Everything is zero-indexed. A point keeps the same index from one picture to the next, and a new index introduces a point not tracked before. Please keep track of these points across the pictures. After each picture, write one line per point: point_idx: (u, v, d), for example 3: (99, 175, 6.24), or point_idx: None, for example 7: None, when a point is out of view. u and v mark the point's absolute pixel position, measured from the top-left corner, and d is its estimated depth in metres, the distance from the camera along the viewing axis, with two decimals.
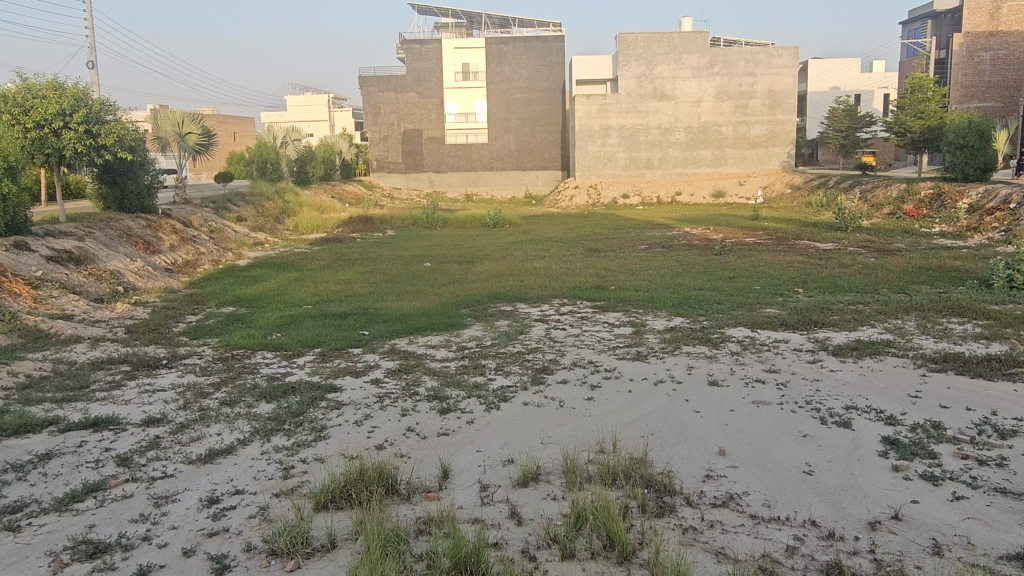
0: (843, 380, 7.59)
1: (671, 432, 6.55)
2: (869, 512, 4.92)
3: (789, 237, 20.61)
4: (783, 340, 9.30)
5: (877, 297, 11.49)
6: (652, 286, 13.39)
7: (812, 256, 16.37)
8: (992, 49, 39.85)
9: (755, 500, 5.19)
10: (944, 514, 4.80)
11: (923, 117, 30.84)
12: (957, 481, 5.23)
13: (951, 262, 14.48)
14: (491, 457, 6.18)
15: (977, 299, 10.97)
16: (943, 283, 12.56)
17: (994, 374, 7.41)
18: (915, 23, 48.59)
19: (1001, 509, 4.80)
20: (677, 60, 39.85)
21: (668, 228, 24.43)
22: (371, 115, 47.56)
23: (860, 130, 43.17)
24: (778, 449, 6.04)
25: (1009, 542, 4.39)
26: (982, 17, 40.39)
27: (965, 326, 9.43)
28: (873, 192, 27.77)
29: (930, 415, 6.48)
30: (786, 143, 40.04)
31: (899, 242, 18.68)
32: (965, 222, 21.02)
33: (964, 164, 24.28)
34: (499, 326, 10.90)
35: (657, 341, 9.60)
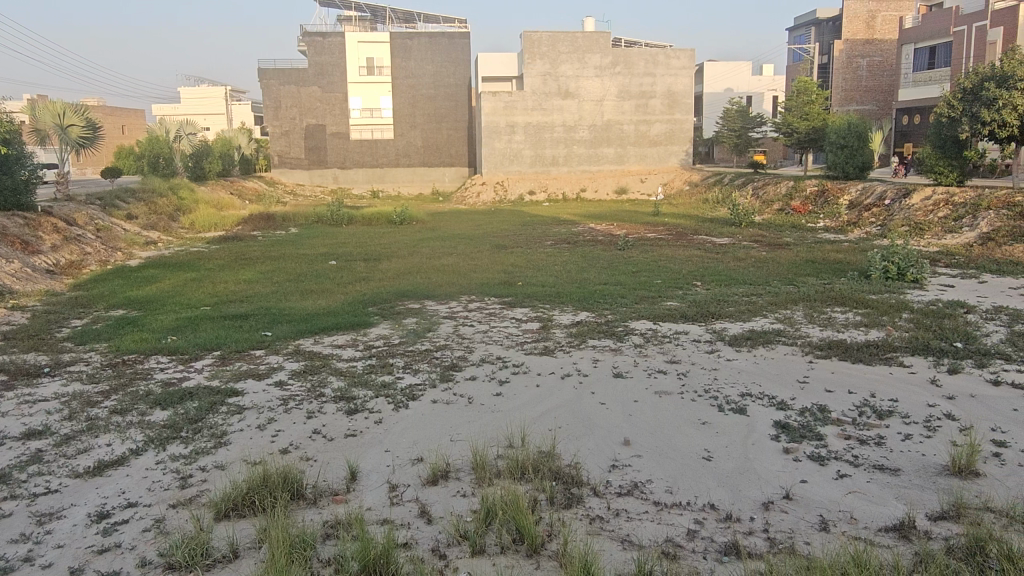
0: (738, 368, 7.96)
1: (579, 424, 6.68)
2: (763, 493, 5.18)
3: (688, 232, 21.40)
4: (683, 331, 9.66)
5: (769, 289, 12.09)
6: (559, 281, 13.62)
7: (709, 251, 17.05)
8: (868, 55, 42.72)
9: (658, 487, 5.36)
10: (829, 491, 5.12)
11: (808, 119, 32.68)
12: (840, 460, 5.58)
13: (834, 255, 15.40)
14: (400, 456, 6.12)
15: (857, 289, 11.74)
16: (827, 274, 13.35)
17: (872, 359, 7.95)
18: (800, 30, 51.44)
19: (879, 484, 5.16)
20: (580, 60, 40.55)
21: (574, 224, 24.81)
22: (271, 108, 46.02)
23: (752, 130, 45.32)
24: (680, 436, 6.26)
25: (886, 515, 4.72)
26: (860, 25, 42.75)
27: (847, 315, 10.08)
28: (764, 189, 29.19)
29: (816, 399, 6.89)
30: (684, 142, 41.70)
31: (788, 236, 19.73)
32: (846, 218, 22.46)
33: (845, 163, 25.91)
34: (406, 323, 10.80)
35: (564, 335, 9.76)
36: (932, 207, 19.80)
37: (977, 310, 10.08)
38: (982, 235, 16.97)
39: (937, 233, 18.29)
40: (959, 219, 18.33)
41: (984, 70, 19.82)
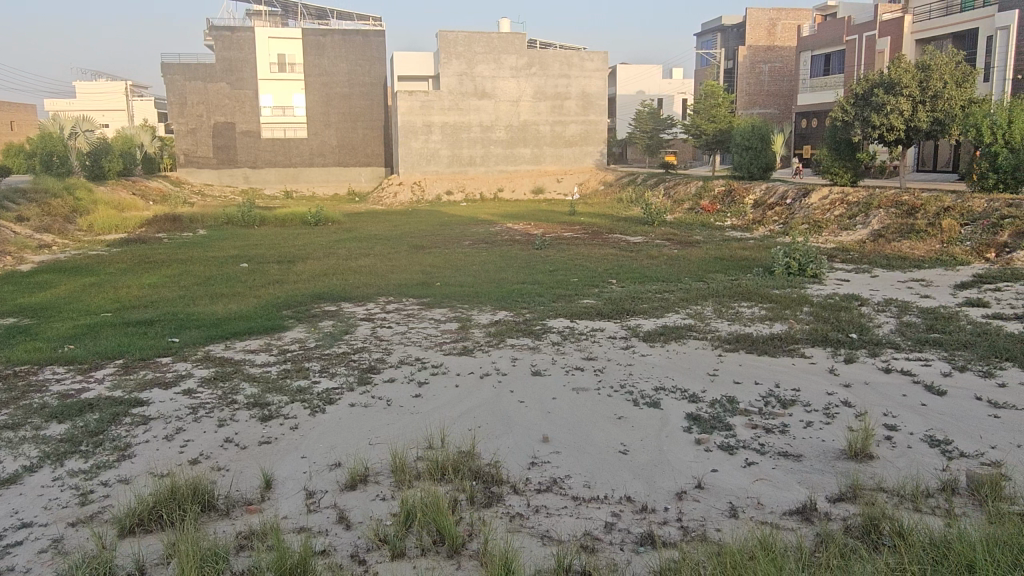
0: (652, 364, 8.18)
1: (498, 423, 6.71)
2: (676, 484, 5.34)
3: (603, 231, 21.81)
4: (599, 328, 9.85)
5: (680, 286, 12.47)
6: (477, 281, 13.64)
7: (624, 249, 17.41)
8: (769, 61, 44.72)
9: (577, 482, 5.45)
10: (738, 479, 5.33)
11: (715, 121, 33.94)
12: (748, 448, 5.82)
13: (741, 253, 16.04)
14: (317, 462, 5.99)
15: (762, 284, 12.27)
16: (734, 271, 13.89)
17: (776, 351, 8.33)
18: (707, 35, 53.28)
19: (784, 470, 5.41)
20: (496, 60, 40.69)
21: (492, 224, 24.88)
22: (176, 105, 44.13)
23: (663, 131, 46.66)
24: (597, 431, 6.38)
25: (791, 499, 4.96)
26: (761, 32, 44.91)
27: (752, 309, 10.52)
28: (675, 189, 30.10)
29: (726, 390, 7.16)
30: (598, 142, 42.60)
31: (698, 235, 20.42)
32: (751, 216, 23.44)
33: (750, 164, 27.05)
34: (322, 326, 10.57)
35: (482, 334, 9.79)
36: (829, 206, 20.92)
37: (870, 303, 10.72)
38: (874, 232, 18.07)
39: (833, 231, 19.34)
40: (853, 217, 19.43)
41: (874, 77, 21.05)
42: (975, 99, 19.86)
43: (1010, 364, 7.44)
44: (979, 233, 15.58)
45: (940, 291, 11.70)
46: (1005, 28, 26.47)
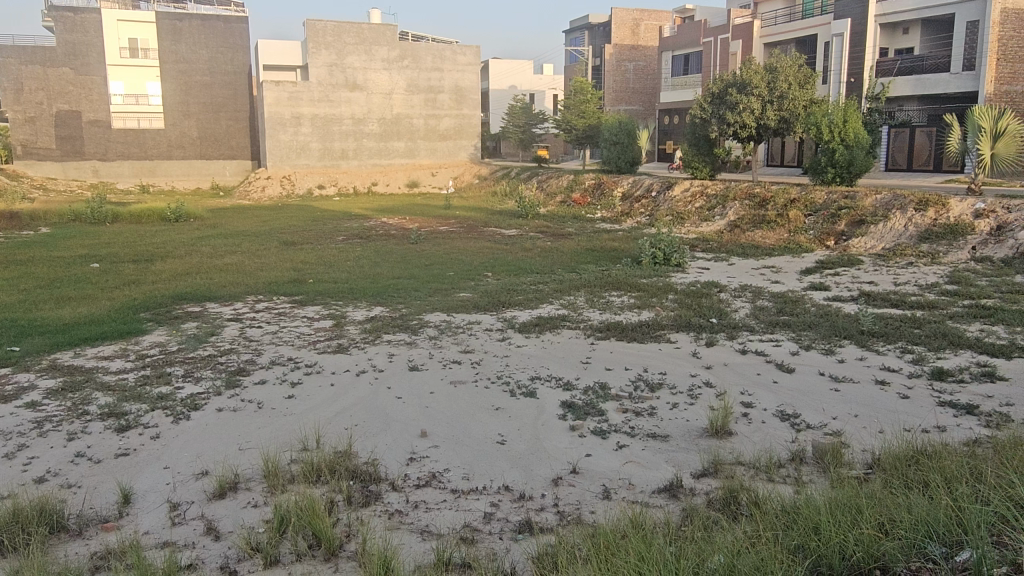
0: (528, 354, 8.33)
1: (375, 420, 6.59)
2: (553, 470, 5.47)
3: (479, 225, 21.87)
4: (475, 321, 9.90)
5: (554, 277, 12.73)
6: (351, 277, 13.33)
7: (499, 243, 17.56)
8: (633, 60, 46.48)
9: (455, 475, 5.46)
10: (610, 461, 5.53)
11: (584, 117, 34.91)
12: (619, 432, 6.05)
13: (610, 244, 16.58)
14: (182, 472, 5.65)
15: (630, 274, 12.77)
16: (605, 261, 14.36)
17: (644, 337, 8.70)
18: (575, 33, 54.63)
19: (652, 450, 5.67)
20: (366, 52, 39.82)
21: (366, 219, 24.38)
22: (11, 91, 40.09)
23: (535, 126, 47.49)
24: (475, 423, 6.42)
25: (659, 477, 5.20)
26: (626, 31, 46.60)
27: (622, 298, 10.94)
28: (547, 182, 30.70)
29: (598, 377, 7.41)
30: (472, 136, 42.89)
31: (570, 227, 20.96)
32: (620, 209, 24.33)
33: (618, 158, 28.05)
34: (186, 328, 9.96)
35: (357, 331, 9.59)
36: (690, 198, 22.09)
37: (728, 289, 11.41)
38: (730, 223, 19.23)
39: (694, 222, 20.41)
40: (712, 209, 20.60)
41: (727, 77, 22.39)
42: (815, 100, 21.57)
43: (848, 342, 8.16)
44: (821, 222, 16.98)
45: (788, 277, 12.64)
46: (840, 35, 28.78)
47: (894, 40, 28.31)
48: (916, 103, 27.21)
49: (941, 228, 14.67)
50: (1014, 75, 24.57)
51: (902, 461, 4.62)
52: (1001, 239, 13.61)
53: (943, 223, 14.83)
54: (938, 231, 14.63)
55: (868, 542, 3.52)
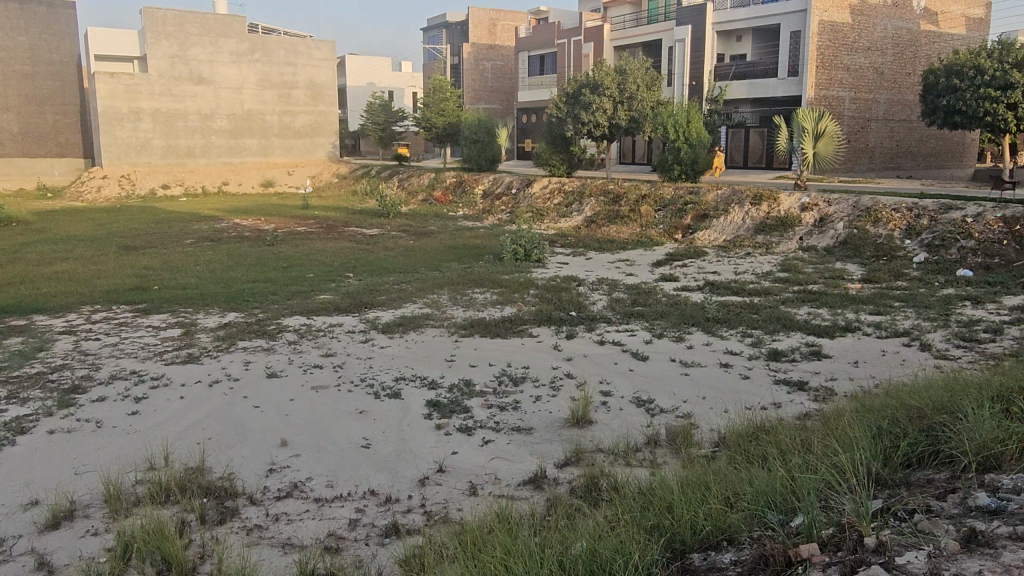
0: (391, 354, 8.20)
1: (230, 432, 6.24)
2: (419, 471, 5.41)
3: (338, 224, 21.32)
4: (337, 323, 9.62)
5: (417, 276, 12.64)
6: (201, 282, 12.59)
7: (359, 242, 17.21)
8: (492, 59, 46.96)
9: (318, 484, 5.28)
10: (475, 458, 5.55)
11: (444, 114, 34.86)
12: (484, 427, 6.09)
13: (472, 241, 16.68)
14: (7, 504, 5.08)
15: (492, 271, 12.90)
16: (468, 259, 14.43)
17: (507, 332, 8.82)
18: (433, 30, 54.41)
19: (516, 444, 5.75)
20: (212, 43, 37.66)
21: (217, 220, 23.14)
22: None
23: (395, 124, 46.89)
24: (337, 428, 6.24)
25: (523, 470, 5.28)
26: (483, 31, 47.22)
27: (485, 295, 11.03)
28: (408, 180, 30.40)
29: (462, 374, 7.42)
30: (330, 134, 41.79)
31: (432, 225, 20.89)
32: (481, 206, 24.54)
33: (478, 156, 28.27)
34: (8, 345, 8.95)
35: (209, 339, 9.05)
36: (549, 195, 22.66)
37: (585, 283, 11.82)
38: (587, 219, 19.93)
39: (553, 218, 20.96)
40: (570, 205, 21.25)
41: (581, 78, 23.12)
42: (662, 101, 22.78)
43: (696, 329, 8.68)
44: (670, 217, 17.96)
45: (641, 269, 13.27)
46: (682, 40, 30.55)
47: (729, 46, 30.42)
48: (750, 106, 29.45)
49: (773, 221, 15.96)
50: (831, 81, 27.13)
51: (745, 437, 4.95)
52: (824, 229, 15.01)
53: (775, 216, 16.13)
54: (771, 223, 15.93)
55: (716, 516, 3.73)
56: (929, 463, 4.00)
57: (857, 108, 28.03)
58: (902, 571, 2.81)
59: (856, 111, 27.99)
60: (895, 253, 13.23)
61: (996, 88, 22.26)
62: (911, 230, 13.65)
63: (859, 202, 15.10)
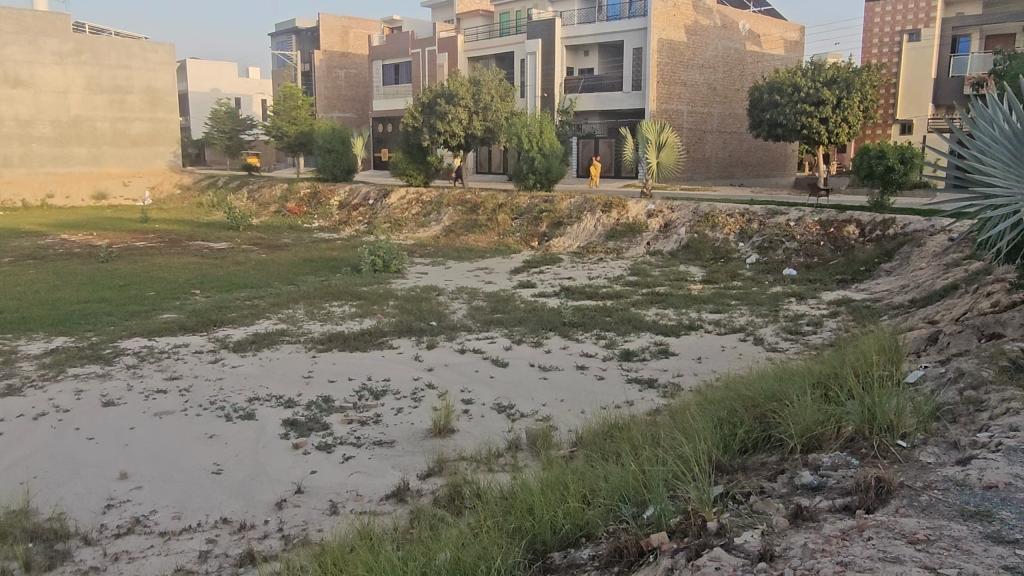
0: (244, 374, 7.79)
1: (60, 469, 5.66)
2: (275, 494, 5.18)
3: (182, 238, 20.01)
4: (182, 344, 9.03)
5: (270, 291, 12.10)
6: (22, 305, 11.38)
7: (206, 257, 16.25)
8: (344, 67, 46.06)
9: (164, 516, 4.91)
10: (335, 476, 5.38)
11: (296, 123, 33.73)
12: (344, 444, 5.92)
13: (329, 254, 16.21)
14: None
15: (350, 283, 12.62)
16: (324, 272, 14.03)
17: (367, 345, 8.65)
18: (280, 36, 52.43)
19: (378, 458, 5.65)
20: (31, 42, 34.21)
21: (40, 236, 20.96)
22: None
23: (243, 132, 44.82)
24: (185, 456, 5.84)
25: (384, 484, 5.19)
26: (335, 38, 46.04)
27: (342, 307, 10.77)
28: (259, 192, 29.09)
29: (321, 391, 7.19)
30: (170, 142, 39.32)
31: (285, 238, 20.11)
32: (337, 218, 23.94)
33: (333, 166, 27.55)
34: None
35: (33, 368, 8.18)
36: (406, 205, 22.49)
37: (445, 292, 11.84)
38: (445, 228, 19.96)
39: (412, 228, 20.84)
40: (428, 215, 21.22)
41: (436, 88, 23.17)
42: (515, 112, 23.53)
43: (554, 334, 8.91)
44: (526, 225, 18.39)
45: (499, 277, 13.47)
46: (533, 53, 31.38)
47: (577, 61, 31.71)
48: (598, 118, 30.73)
49: (623, 228, 16.77)
50: (670, 96, 28.93)
51: (601, 436, 5.15)
52: (668, 234, 15.94)
53: (624, 222, 16.94)
54: (620, 230, 16.74)
55: (574, 515, 3.84)
56: (763, 448, 4.36)
57: (694, 121, 30.04)
58: (741, 549, 3.02)
59: (694, 123, 30.00)
60: (730, 255, 14.30)
61: (811, 103, 24.68)
62: (744, 233, 14.78)
63: (699, 208, 16.17)
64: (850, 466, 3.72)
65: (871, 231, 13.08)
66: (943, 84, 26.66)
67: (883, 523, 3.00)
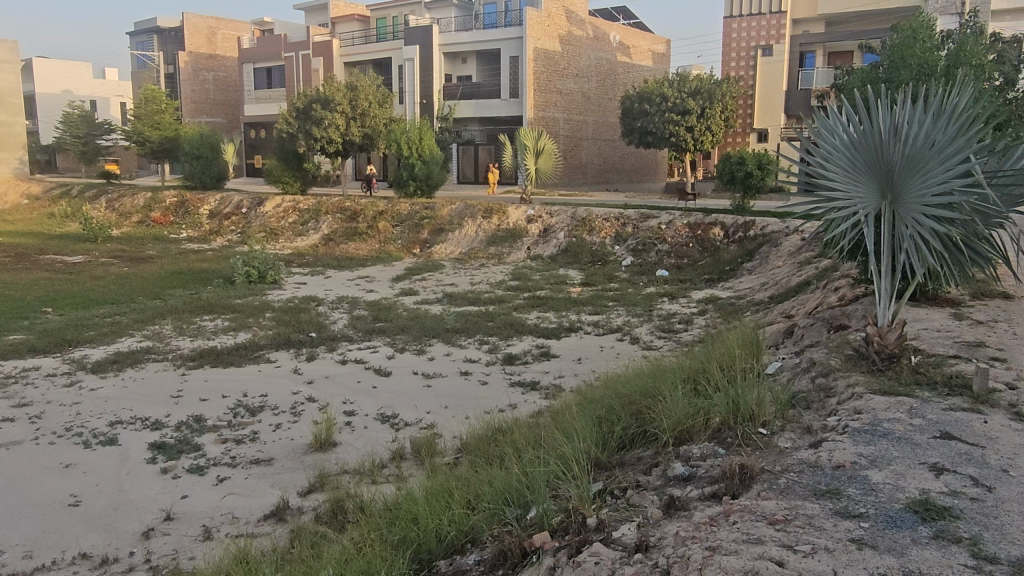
0: (105, 397, 7.24)
1: None
2: (142, 523, 4.84)
3: (31, 252, 18.39)
4: (32, 367, 8.27)
5: (134, 307, 11.34)
6: None
7: (59, 272, 15.00)
8: (212, 70, 43.97)
9: (12, 557, 4.47)
10: (208, 499, 5.11)
11: (159, 128, 31.79)
12: (218, 465, 5.63)
13: (199, 265, 15.39)
14: None
15: (222, 295, 12.04)
16: (193, 284, 13.32)
17: (242, 360, 8.28)
18: (140, 36, 49.35)
19: (255, 478, 5.41)
20: None
21: None
22: None
23: (99, 137, 41.78)
24: (37, 489, 5.35)
25: (261, 505, 4.98)
26: (201, 39, 43.87)
27: (215, 322, 10.25)
28: (119, 201, 27.20)
29: (191, 410, 6.79)
30: (14, 148, 36.06)
31: (150, 249, 18.92)
32: (207, 227, 22.79)
33: (201, 174, 26.17)
34: None
35: None
36: (283, 213, 21.74)
37: (325, 302, 11.53)
38: (324, 237, 19.45)
39: (288, 237, 20.16)
40: (305, 223, 20.60)
41: (311, 92, 22.54)
42: (393, 118, 23.16)
43: (437, 341, 8.88)
44: (407, 232, 18.24)
45: (381, 285, 13.28)
46: (411, 59, 31.17)
47: (456, 68, 31.62)
48: (477, 125, 30.92)
49: (503, 233, 16.98)
50: (547, 104, 29.61)
51: (484, 440, 5.17)
52: (548, 239, 16.30)
53: (505, 228, 17.17)
54: (501, 236, 16.93)
55: (458, 521, 3.83)
56: (639, 443, 4.54)
57: (571, 128, 30.88)
58: (618, 543, 3.11)
59: (570, 130, 30.83)
60: (607, 258, 14.78)
61: (678, 112, 25.96)
62: (620, 237, 15.33)
63: (576, 213, 16.62)
64: (716, 455, 3.93)
65: (734, 232, 13.92)
66: (793, 95, 28.79)
67: (746, 507, 3.18)
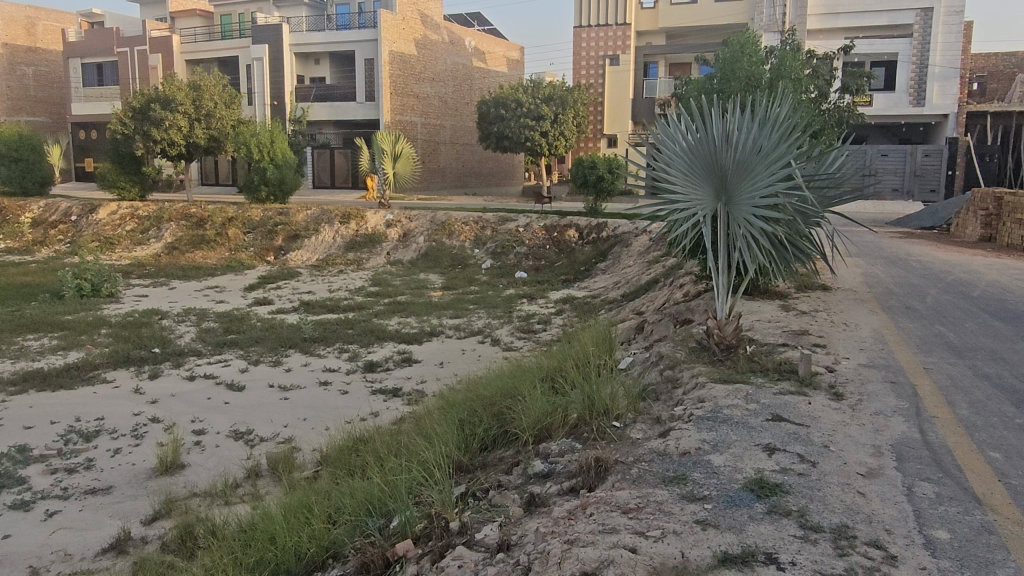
0: None
1: None
2: None
3: None
4: None
5: None
6: None
7: None
8: (31, 64, 40.02)
9: None
10: (35, 536, 4.62)
11: None
12: (47, 498, 5.11)
13: (20, 280, 13.91)
14: None
15: (48, 311, 10.94)
16: (14, 300, 12.03)
17: (73, 382, 7.56)
18: None
19: (91, 508, 4.96)
20: None
21: None
22: None
23: None
24: None
25: (99, 537, 4.57)
26: (18, 30, 39.82)
27: (40, 341, 9.31)
28: None
29: (13, 440, 6.12)
30: None
31: None
32: (30, 236, 20.67)
33: (22, 178, 23.69)
34: None
35: None
36: (119, 221, 20.15)
37: (169, 315, 10.78)
38: (167, 245, 18.21)
39: (126, 246, 18.68)
40: (146, 231, 19.18)
41: (149, 92, 21.03)
42: (241, 120, 22.14)
43: (294, 351, 8.55)
44: (259, 239, 17.46)
45: (232, 295, 12.61)
46: (259, 59, 29.87)
47: (308, 69, 30.62)
48: (332, 128, 30.15)
49: (362, 239, 16.71)
50: (404, 107, 29.40)
51: (344, 451, 5.04)
52: (407, 243, 16.19)
53: (363, 233, 16.90)
54: (359, 241, 16.65)
55: (319, 536, 3.71)
56: (500, 444, 4.61)
57: (429, 132, 30.86)
58: (481, 544, 3.14)
59: (428, 134, 30.79)
60: (467, 261, 14.89)
61: (534, 117, 26.57)
62: (479, 240, 15.51)
63: (435, 217, 16.65)
64: (574, 450, 4.05)
65: (588, 234, 14.47)
66: (639, 103, 30.48)
67: (601, 498, 3.30)
